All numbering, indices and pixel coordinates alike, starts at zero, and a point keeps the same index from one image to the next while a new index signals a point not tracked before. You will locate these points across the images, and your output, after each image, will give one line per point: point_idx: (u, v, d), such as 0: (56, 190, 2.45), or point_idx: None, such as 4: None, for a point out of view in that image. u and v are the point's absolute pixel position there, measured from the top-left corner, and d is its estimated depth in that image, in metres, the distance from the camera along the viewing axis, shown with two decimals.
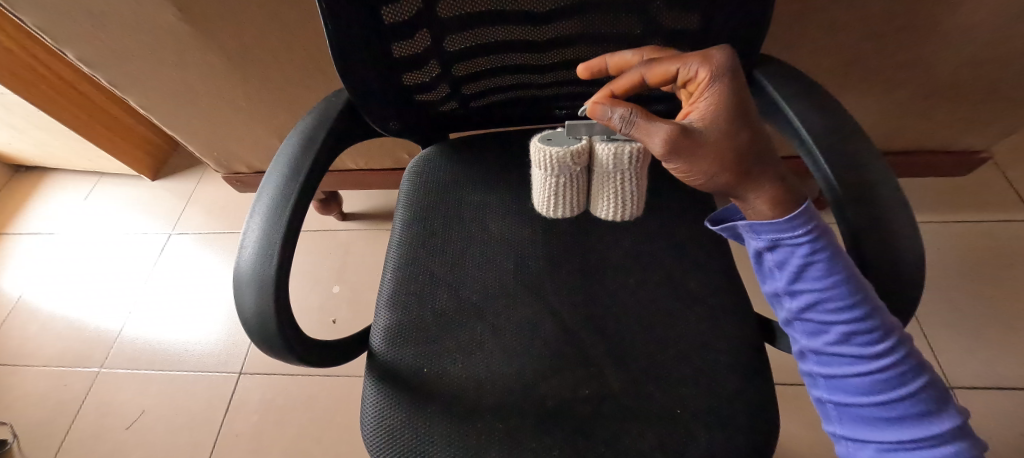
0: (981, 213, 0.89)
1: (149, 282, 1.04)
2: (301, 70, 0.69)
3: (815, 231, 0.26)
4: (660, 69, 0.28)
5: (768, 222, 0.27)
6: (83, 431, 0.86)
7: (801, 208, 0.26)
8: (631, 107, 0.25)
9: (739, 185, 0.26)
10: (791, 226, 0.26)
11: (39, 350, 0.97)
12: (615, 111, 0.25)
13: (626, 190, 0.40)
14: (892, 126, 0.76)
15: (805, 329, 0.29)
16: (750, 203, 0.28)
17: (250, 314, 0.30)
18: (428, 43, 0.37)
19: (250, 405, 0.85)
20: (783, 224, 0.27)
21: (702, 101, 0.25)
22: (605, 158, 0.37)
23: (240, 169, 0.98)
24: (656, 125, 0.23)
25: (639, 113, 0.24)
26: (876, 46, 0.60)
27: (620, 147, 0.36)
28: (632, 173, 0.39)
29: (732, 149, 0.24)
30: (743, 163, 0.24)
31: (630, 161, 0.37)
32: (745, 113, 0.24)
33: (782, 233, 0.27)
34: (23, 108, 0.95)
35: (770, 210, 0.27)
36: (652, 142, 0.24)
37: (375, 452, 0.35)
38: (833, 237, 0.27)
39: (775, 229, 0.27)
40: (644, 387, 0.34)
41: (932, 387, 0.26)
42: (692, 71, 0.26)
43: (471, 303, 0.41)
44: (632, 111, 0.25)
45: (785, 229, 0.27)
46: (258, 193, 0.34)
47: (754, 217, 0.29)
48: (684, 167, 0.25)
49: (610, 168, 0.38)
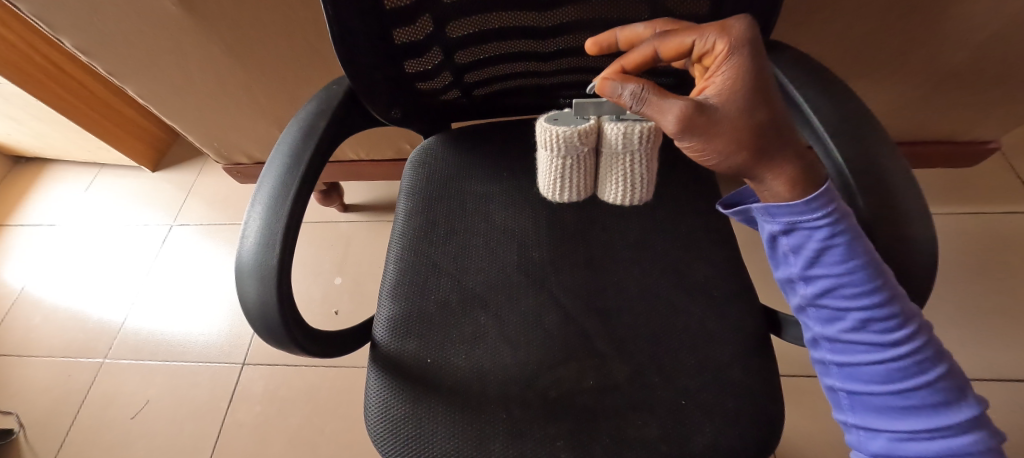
0: (988, 204, 0.88)
1: (151, 273, 1.04)
2: (300, 58, 0.67)
3: (835, 214, 0.25)
4: (675, 43, 0.27)
5: (785, 205, 0.26)
6: (88, 421, 0.87)
7: (821, 189, 0.25)
8: (642, 83, 0.24)
9: (755, 166, 0.25)
10: (809, 208, 0.25)
11: (43, 342, 0.97)
12: (626, 87, 0.24)
13: (635, 171, 0.39)
14: (901, 115, 0.75)
15: (819, 316, 0.29)
16: (767, 185, 0.26)
17: (252, 304, 0.29)
18: (431, 29, 0.36)
19: (254, 396, 0.86)
20: (801, 207, 0.26)
21: (718, 76, 0.24)
22: (614, 138, 0.36)
23: (240, 160, 0.97)
24: (670, 102, 0.22)
25: (651, 90, 0.23)
26: (888, 32, 0.59)
27: (630, 126, 0.35)
28: (642, 154, 0.38)
29: (748, 127, 0.23)
30: (760, 142, 0.23)
31: (640, 141, 0.36)
32: (763, 89, 0.23)
33: (799, 216, 0.26)
34: (20, 98, 0.94)
35: (788, 192, 0.26)
36: (664, 120, 0.23)
37: (378, 442, 0.35)
38: (854, 220, 0.25)
39: (792, 212, 0.26)
40: (649, 378, 0.34)
41: (951, 376, 0.26)
42: (708, 44, 0.25)
43: (476, 292, 0.40)
44: (644, 87, 0.24)
45: (803, 212, 0.26)
46: (259, 181, 0.33)
47: (770, 199, 0.28)
48: (698, 145, 0.23)
49: (619, 149, 0.37)
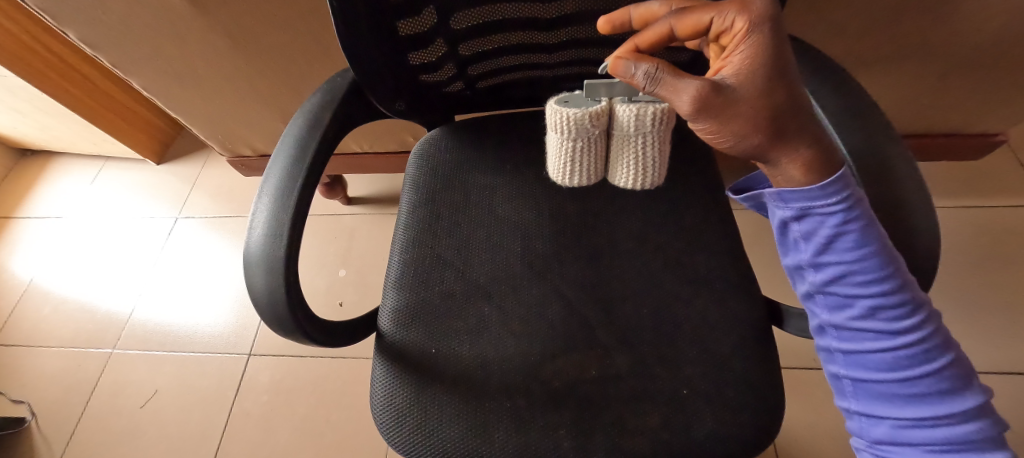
0: (994, 197, 0.88)
1: (158, 264, 1.05)
2: (304, 51, 0.67)
3: (850, 200, 0.25)
4: (692, 21, 0.27)
5: (799, 189, 0.26)
6: (99, 409, 0.89)
7: (836, 175, 0.25)
8: (656, 62, 0.24)
9: (771, 150, 0.25)
10: (824, 193, 0.25)
11: (52, 332, 0.99)
12: (639, 67, 0.24)
13: (647, 154, 0.39)
14: (909, 107, 0.74)
15: (827, 303, 0.29)
16: (782, 169, 0.26)
17: (262, 292, 0.30)
18: (435, 20, 0.36)
19: (261, 386, 0.87)
20: (815, 192, 0.25)
21: (736, 55, 0.23)
22: (626, 120, 0.36)
23: (244, 152, 0.97)
24: (686, 82, 0.22)
25: (666, 70, 0.23)
26: (898, 23, 0.58)
27: (642, 107, 0.35)
28: (655, 136, 0.37)
29: (765, 108, 0.23)
30: (777, 125, 0.23)
31: (653, 123, 0.36)
32: (783, 69, 0.23)
33: (813, 202, 0.26)
34: (25, 91, 0.95)
35: (802, 177, 0.26)
36: (679, 100, 0.23)
37: (382, 429, 0.36)
38: (868, 206, 0.25)
39: (806, 197, 0.26)
40: (650, 368, 0.34)
41: (958, 365, 0.26)
42: (727, 22, 0.24)
43: (482, 283, 0.41)
44: (659, 67, 0.24)
45: (817, 197, 0.26)
46: (270, 169, 0.34)
47: (783, 184, 0.27)
48: (713, 127, 0.24)
49: (631, 131, 0.37)
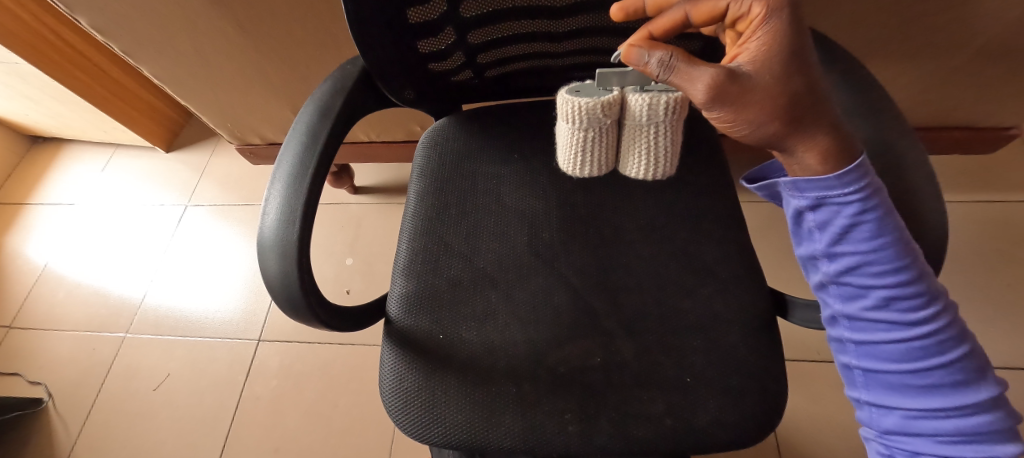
0: (1006, 192, 0.87)
1: (168, 251, 1.07)
2: (313, 38, 0.67)
3: (867, 189, 0.25)
4: (708, 6, 0.26)
5: (815, 179, 0.26)
6: (113, 391, 0.91)
7: (854, 164, 0.25)
8: (671, 50, 0.24)
9: (787, 138, 0.24)
10: (841, 183, 0.25)
11: (67, 316, 1.01)
12: (653, 55, 0.24)
13: (659, 144, 0.39)
14: (926, 99, 0.73)
15: (840, 293, 0.28)
16: (798, 158, 0.26)
17: (275, 276, 0.30)
18: (444, 8, 0.36)
19: (270, 370, 0.88)
20: (832, 181, 0.25)
21: (753, 42, 0.23)
22: (638, 109, 0.36)
23: (252, 140, 0.97)
24: (701, 70, 0.22)
25: (680, 57, 0.23)
26: (921, 12, 0.56)
27: (655, 96, 0.35)
28: (667, 125, 0.37)
29: (781, 96, 0.22)
30: (794, 113, 0.23)
31: (665, 112, 0.36)
32: (801, 56, 0.23)
33: (829, 191, 0.26)
34: (37, 78, 0.96)
35: (819, 165, 0.25)
36: (693, 88, 0.23)
37: (391, 410, 0.37)
38: (885, 197, 0.25)
39: (822, 186, 0.26)
40: (655, 356, 0.35)
41: (972, 357, 0.26)
42: (744, 7, 0.24)
43: (489, 271, 0.41)
44: (673, 55, 0.23)
45: (834, 187, 0.25)
46: (280, 157, 0.34)
47: (799, 173, 0.27)
48: (728, 115, 0.23)
49: (643, 120, 0.37)
